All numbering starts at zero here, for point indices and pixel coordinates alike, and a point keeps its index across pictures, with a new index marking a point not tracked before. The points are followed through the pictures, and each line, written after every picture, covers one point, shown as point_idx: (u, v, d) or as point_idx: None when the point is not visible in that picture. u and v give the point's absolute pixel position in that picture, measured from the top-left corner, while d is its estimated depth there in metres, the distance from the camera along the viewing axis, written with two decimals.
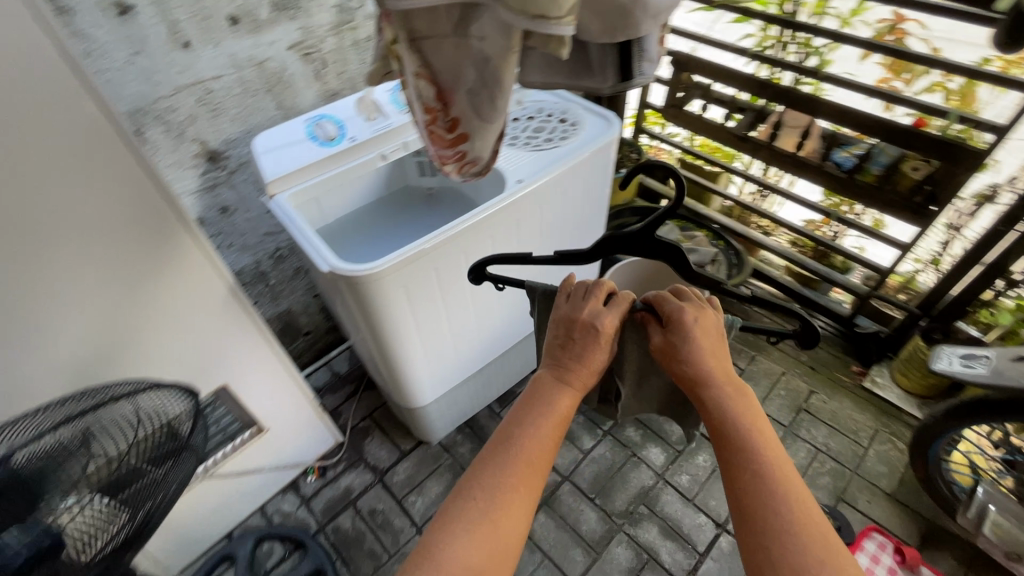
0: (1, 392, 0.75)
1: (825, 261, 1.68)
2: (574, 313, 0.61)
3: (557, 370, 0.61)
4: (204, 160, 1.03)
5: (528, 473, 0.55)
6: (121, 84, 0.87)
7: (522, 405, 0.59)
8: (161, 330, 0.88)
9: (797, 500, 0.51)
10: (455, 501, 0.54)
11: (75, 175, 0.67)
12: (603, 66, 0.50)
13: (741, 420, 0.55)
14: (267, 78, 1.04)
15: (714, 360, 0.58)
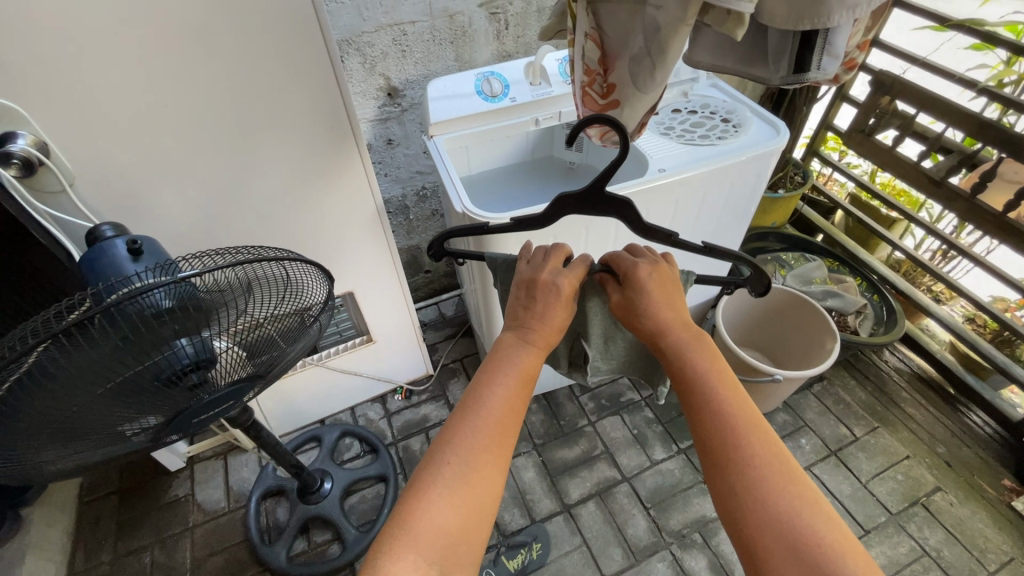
0: (196, 242, 0.95)
1: (1007, 349, 1.41)
2: (535, 270, 0.66)
3: (521, 332, 0.64)
4: (385, 95, 1.17)
5: (498, 430, 0.56)
6: (339, 15, 1.02)
7: (487, 367, 0.61)
8: (317, 228, 1.03)
9: (755, 424, 0.54)
10: (430, 471, 0.53)
11: (288, 83, 0.81)
12: (778, 56, 0.48)
13: (699, 359, 0.59)
14: (454, 30, 1.13)
15: (667, 310, 0.63)
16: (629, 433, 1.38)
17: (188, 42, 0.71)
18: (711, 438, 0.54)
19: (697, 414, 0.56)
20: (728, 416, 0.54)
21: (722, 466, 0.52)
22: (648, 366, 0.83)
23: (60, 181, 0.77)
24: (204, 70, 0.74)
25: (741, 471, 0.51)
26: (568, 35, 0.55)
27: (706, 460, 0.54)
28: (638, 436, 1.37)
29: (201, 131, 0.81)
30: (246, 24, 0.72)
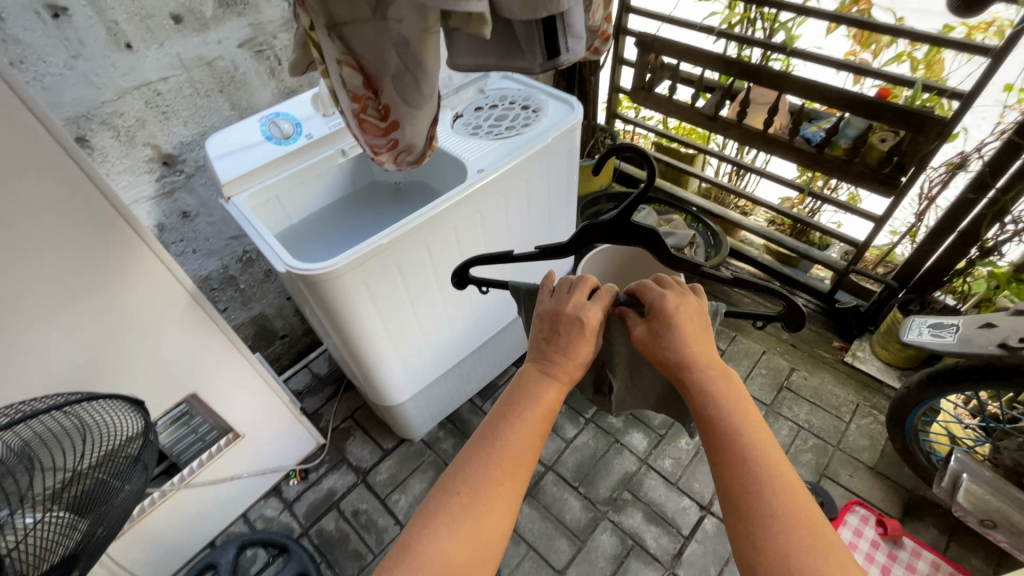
0: None
1: (804, 238, 1.69)
2: (560, 307, 0.61)
3: (544, 365, 0.60)
4: (159, 165, 1.01)
5: (514, 464, 0.53)
6: (61, 88, 0.85)
7: (509, 398, 0.58)
8: (119, 341, 0.86)
9: (794, 490, 0.50)
10: (438, 501, 0.51)
11: (11, 185, 0.65)
12: (530, 45, 0.48)
13: (733, 408, 0.55)
14: (218, 77, 1.02)
15: (702, 350, 0.59)
16: None
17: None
18: (745, 498, 0.50)
19: (727, 467, 0.52)
20: (765, 476, 0.50)
21: (756, 534, 0.48)
22: (673, 409, 0.74)
23: None
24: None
25: (776, 537, 0.47)
26: (319, 66, 0.50)
27: (734, 519, 0.50)
28: (550, 423, 1.39)
29: None
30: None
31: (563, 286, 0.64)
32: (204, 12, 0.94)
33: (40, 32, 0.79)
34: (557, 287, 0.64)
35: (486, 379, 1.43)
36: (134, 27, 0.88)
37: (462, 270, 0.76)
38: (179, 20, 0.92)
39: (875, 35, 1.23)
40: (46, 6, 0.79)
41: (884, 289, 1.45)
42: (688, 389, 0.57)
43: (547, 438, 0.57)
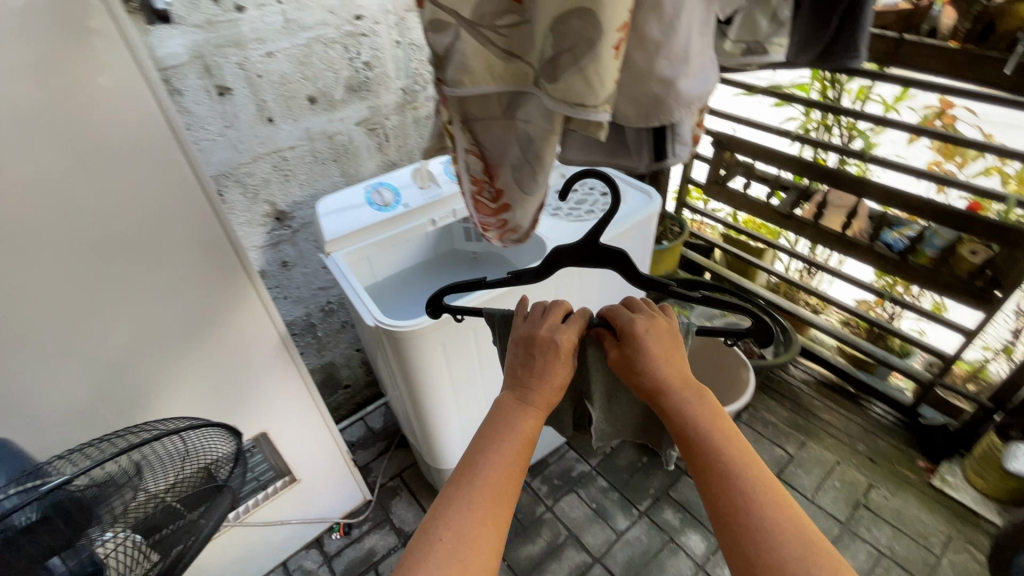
0: (60, 423, 0.80)
1: (881, 343, 1.59)
2: (533, 330, 0.60)
3: (519, 393, 0.58)
4: (272, 220, 1.14)
5: (496, 502, 0.50)
6: (212, 151, 0.99)
7: (481, 434, 0.55)
8: (214, 372, 0.93)
9: (778, 496, 0.49)
10: (417, 560, 0.46)
11: (165, 227, 0.75)
12: (638, 146, 0.53)
13: (708, 422, 0.54)
14: (335, 149, 1.15)
15: (677, 371, 0.58)
16: (589, 509, 1.33)
17: (37, 204, 0.64)
18: (733, 513, 0.48)
19: (710, 483, 0.51)
20: (748, 485, 0.49)
21: (750, 547, 0.47)
22: (655, 431, 0.72)
23: None
24: (57, 232, 0.67)
25: (770, 550, 0.46)
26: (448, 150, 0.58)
27: (724, 536, 0.49)
28: (599, 510, 1.33)
29: (58, 298, 0.71)
30: (100, 177, 0.67)
31: (536, 313, 0.63)
32: (334, 95, 1.09)
33: (205, 106, 0.95)
34: (528, 314, 0.64)
35: (537, 454, 1.41)
36: (277, 105, 1.03)
37: (435, 303, 0.74)
38: (313, 101, 1.07)
39: (961, 148, 1.23)
40: (215, 86, 0.94)
41: (978, 408, 1.34)
42: (664, 410, 0.57)
43: (525, 472, 0.55)
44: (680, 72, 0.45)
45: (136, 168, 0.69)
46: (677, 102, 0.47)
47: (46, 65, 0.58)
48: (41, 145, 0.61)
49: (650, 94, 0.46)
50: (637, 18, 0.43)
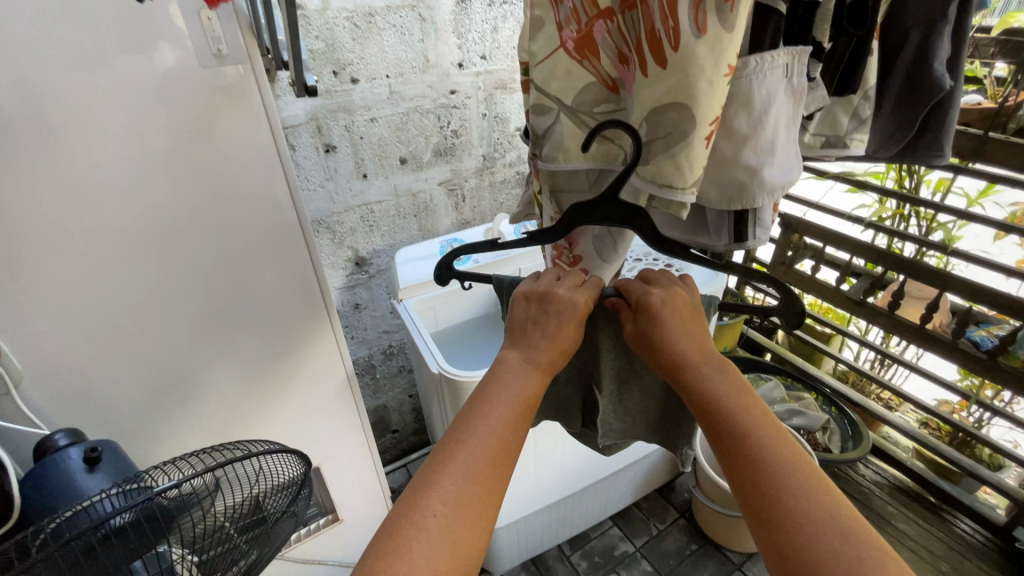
0: (144, 435, 0.85)
1: (967, 450, 1.46)
2: (549, 289, 0.60)
3: (527, 353, 0.58)
4: (352, 265, 1.23)
5: (498, 453, 0.50)
6: (311, 200, 1.10)
7: (480, 395, 0.54)
8: (284, 402, 0.97)
9: (807, 471, 0.47)
10: (410, 520, 0.44)
11: (265, 265, 0.82)
12: (718, 227, 0.56)
13: (730, 394, 0.53)
14: (417, 205, 1.25)
15: (696, 346, 0.58)
16: None
17: (168, 238, 0.72)
18: (760, 487, 0.47)
19: (733, 454, 0.50)
20: (774, 459, 0.48)
21: (778, 520, 0.45)
22: (670, 426, 0.71)
23: (5, 385, 0.69)
24: (179, 263, 0.74)
25: (801, 524, 0.44)
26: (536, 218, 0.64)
27: (750, 509, 0.47)
28: None
29: (166, 319, 0.78)
30: (219, 218, 0.74)
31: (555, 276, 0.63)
32: (422, 157, 1.20)
33: (312, 161, 1.06)
34: (544, 275, 0.63)
35: (579, 527, 1.35)
36: (373, 163, 1.14)
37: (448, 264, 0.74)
38: (403, 161, 1.18)
39: None
40: (323, 145, 1.06)
41: None
42: (684, 386, 0.56)
43: (524, 436, 0.54)
44: (766, 161, 0.48)
45: (250, 215, 0.76)
46: (761, 189, 0.49)
47: (195, 125, 0.66)
48: (177, 188, 0.69)
49: (734, 180, 0.49)
50: (727, 112, 0.47)
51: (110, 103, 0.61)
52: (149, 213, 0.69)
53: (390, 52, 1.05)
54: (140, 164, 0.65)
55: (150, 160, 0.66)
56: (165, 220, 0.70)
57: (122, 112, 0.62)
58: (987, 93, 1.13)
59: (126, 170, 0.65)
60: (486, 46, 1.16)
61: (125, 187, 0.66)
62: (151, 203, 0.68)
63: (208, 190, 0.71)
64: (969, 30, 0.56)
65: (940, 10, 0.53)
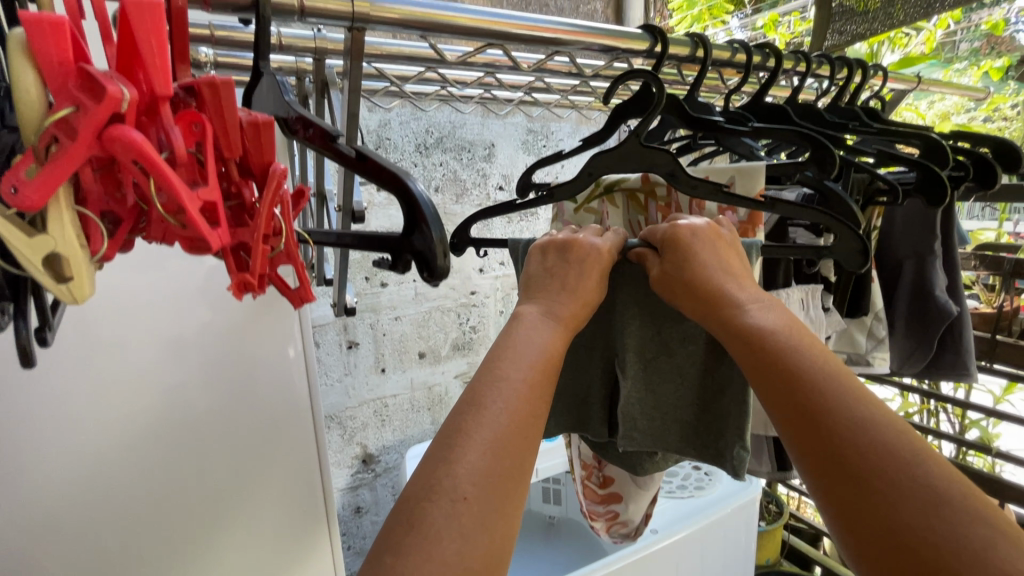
0: None
1: None
2: (572, 238, 0.48)
3: (545, 311, 0.43)
4: (359, 462, 1.16)
5: (525, 424, 0.34)
6: (328, 394, 1.09)
7: (489, 354, 0.38)
8: None
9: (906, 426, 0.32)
10: (422, 514, 0.28)
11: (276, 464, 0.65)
12: (759, 453, 0.58)
13: (795, 331, 0.38)
14: (431, 398, 1.24)
15: (743, 281, 0.43)
16: None
17: (180, 458, 0.58)
18: (844, 445, 0.31)
19: (809, 410, 0.33)
20: (865, 411, 0.32)
21: (879, 490, 0.29)
22: (707, 423, 0.51)
23: None
24: (173, 472, 0.58)
25: (918, 496, 0.29)
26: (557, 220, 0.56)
27: (829, 478, 0.31)
28: None
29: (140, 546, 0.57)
30: (244, 429, 0.62)
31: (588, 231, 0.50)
32: (440, 351, 1.23)
33: (334, 356, 1.08)
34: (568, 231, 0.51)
35: None
36: (392, 358, 1.16)
37: (463, 231, 0.64)
38: (422, 355, 1.20)
39: None
40: (346, 342, 1.09)
41: None
42: (721, 325, 0.41)
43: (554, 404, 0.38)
44: None
45: None
46: None
47: None
48: (213, 399, 0.59)
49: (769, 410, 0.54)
50: None
51: (158, 306, 0.55)
52: (170, 406, 0.56)
53: None
54: (179, 371, 0.56)
55: (183, 369, 0.57)
56: (184, 430, 0.58)
57: (166, 308, 0.55)
58: (981, 299, 1.19)
59: (161, 377, 0.55)
60: (505, 254, 1.28)
61: (145, 377, 0.54)
62: (174, 393, 0.56)
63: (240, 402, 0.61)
64: (959, 263, 0.60)
65: (925, 245, 0.58)
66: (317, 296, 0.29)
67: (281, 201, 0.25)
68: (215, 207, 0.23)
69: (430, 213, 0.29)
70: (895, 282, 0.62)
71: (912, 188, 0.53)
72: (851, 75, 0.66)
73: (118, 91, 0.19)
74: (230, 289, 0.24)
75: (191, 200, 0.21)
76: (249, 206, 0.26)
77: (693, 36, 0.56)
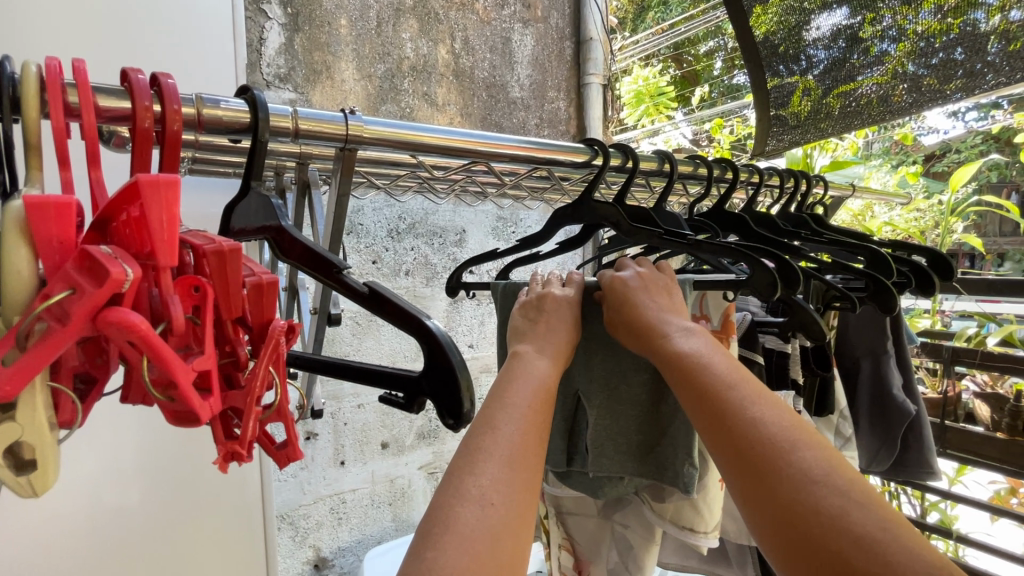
0: None
1: None
2: (542, 293, 0.51)
3: (541, 345, 0.46)
4: (310, 567, 1.05)
5: (537, 437, 0.37)
6: (280, 491, 1.00)
7: (495, 388, 0.41)
8: None
9: (796, 415, 0.35)
10: (455, 516, 0.30)
11: (206, 540, 0.68)
12: (741, 563, 0.58)
13: (704, 339, 0.41)
14: (393, 492, 1.15)
15: (670, 305, 0.46)
16: None
17: (104, 551, 0.61)
18: (737, 440, 0.34)
19: (706, 413, 0.36)
20: (754, 409, 0.35)
21: (760, 471, 0.32)
22: (664, 446, 0.50)
23: None
24: (104, 550, 0.61)
25: (793, 477, 0.31)
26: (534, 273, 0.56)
27: (728, 470, 0.34)
28: None
29: None
30: (180, 507, 0.66)
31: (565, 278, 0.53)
32: (405, 441, 1.17)
33: None
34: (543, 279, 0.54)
35: None
36: (352, 449, 1.09)
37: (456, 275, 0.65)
38: (385, 446, 1.14)
39: None
40: (304, 431, 1.02)
41: None
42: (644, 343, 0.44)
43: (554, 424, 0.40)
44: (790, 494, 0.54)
45: (208, 521, 0.68)
46: None
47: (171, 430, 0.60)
48: (144, 490, 0.63)
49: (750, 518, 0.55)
50: None
51: None
52: (107, 489, 0.61)
53: (385, 344, 1.11)
54: (113, 473, 0.61)
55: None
56: (110, 518, 0.61)
57: None
58: (926, 383, 1.26)
59: (94, 467, 0.60)
60: (474, 335, 1.26)
61: (86, 463, 0.59)
62: (111, 477, 0.61)
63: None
64: (912, 362, 0.63)
65: (879, 344, 0.62)
66: (304, 455, 0.29)
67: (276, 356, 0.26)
68: (207, 377, 0.23)
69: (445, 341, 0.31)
70: (854, 380, 0.65)
71: (866, 295, 0.56)
72: (797, 186, 0.72)
73: (121, 273, 0.20)
74: (213, 458, 0.25)
75: (184, 374, 0.21)
76: (242, 363, 0.27)
77: (660, 151, 0.60)
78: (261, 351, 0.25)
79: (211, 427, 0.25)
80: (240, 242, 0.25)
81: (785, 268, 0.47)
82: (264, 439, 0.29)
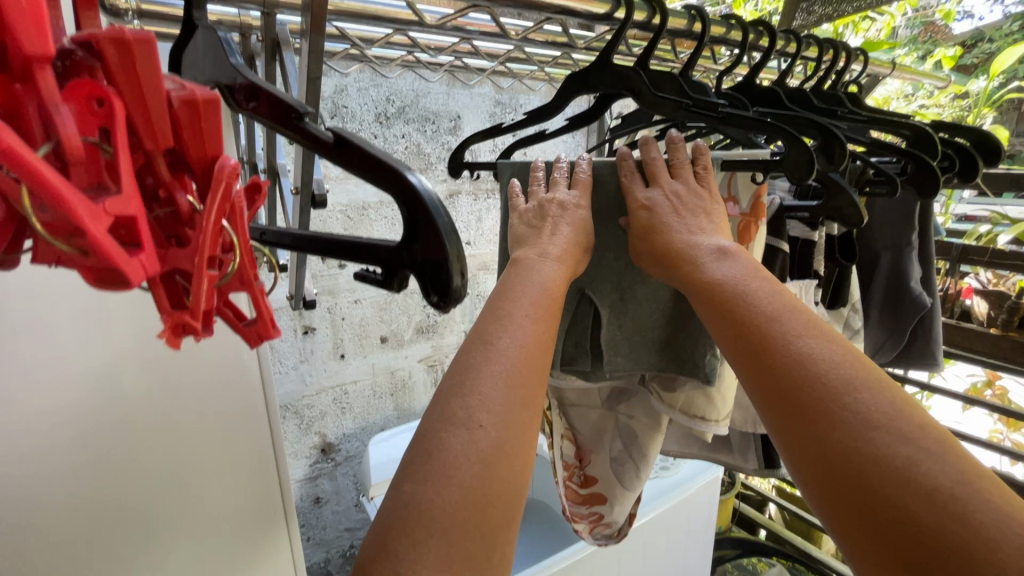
0: None
1: None
2: (547, 200, 0.46)
3: (540, 247, 0.43)
4: (318, 451, 1.11)
5: (537, 359, 0.35)
6: (282, 382, 1.02)
7: (492, 300, 0.38)
8: None
9: (855, 355, 0.33)
10: (441, 443, 0.29)
11: None
12: (744, 448, 0.59)
13: (749, 272, 0.39)
14: (394, 383, 1.18)
15: (706, 229, 0.43)
16: None
17: None
18: (787, 378, 0.33)
19: (752, 350, 0.35)
20: (809, 347, 0.33)
21: (816, 417, 0.31)
22: (679, 339, 0.50)
23: None
24: None
25: (850, 422, 0.30)
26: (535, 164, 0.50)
27: (774, 410, 0.33)
28: None
29: None
30: None
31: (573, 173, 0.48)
32: (404, 335, 1.17)
33: (289, 342, 1.01)
34: (543, 176, 0.48)
35: None
36: (351, 343, 1.09)
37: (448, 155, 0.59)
38: (384, 340, 1.14)
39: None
40: (302, 327, 1.02)
41: None
42: (680, 277, 0.41)
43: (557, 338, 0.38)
44: None
45: None
46: None
47: None
48: None
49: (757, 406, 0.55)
50: None
51: None
52: None
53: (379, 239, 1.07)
54: None
55: (84, 400, 0.46)
56: None
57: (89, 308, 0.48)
58: None
59: None
60: (471, 232, 1.22)
61: None
62: None
63: (178, 405, 0.52)
64: (935, 255, 0.60)
65: (904, 237, 0.58)
66: (277, 332, 0.27)
67: (229, 208, 0.23)
68: (132, 223, 0.20)
69: (433, 200, 0.26)
70: (871, 273, 0.62)
71: (904, 179, 0.51)
72: (836, 57, 0.64)
73: None
74: (161, 328, 0.22)
75: (93, 219, 0.18)
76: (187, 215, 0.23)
77: (689, 9, 0.52)
78: (209, 199, 0.21)
79: (155, 293, 0.22)
80: (148, 31, 0.20)
81: (834, 141, 0.43)
82: (228, 310, 0.27)
